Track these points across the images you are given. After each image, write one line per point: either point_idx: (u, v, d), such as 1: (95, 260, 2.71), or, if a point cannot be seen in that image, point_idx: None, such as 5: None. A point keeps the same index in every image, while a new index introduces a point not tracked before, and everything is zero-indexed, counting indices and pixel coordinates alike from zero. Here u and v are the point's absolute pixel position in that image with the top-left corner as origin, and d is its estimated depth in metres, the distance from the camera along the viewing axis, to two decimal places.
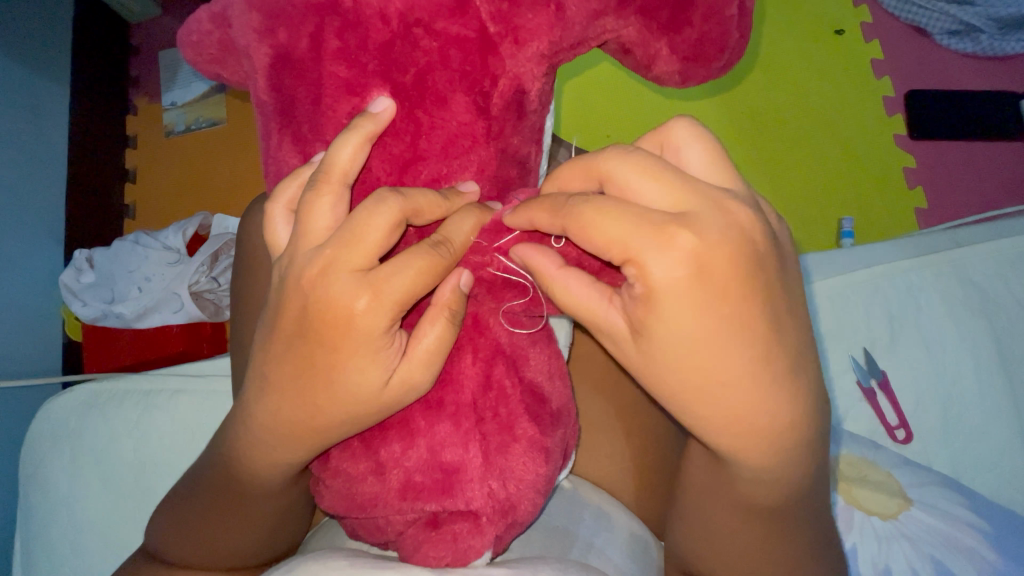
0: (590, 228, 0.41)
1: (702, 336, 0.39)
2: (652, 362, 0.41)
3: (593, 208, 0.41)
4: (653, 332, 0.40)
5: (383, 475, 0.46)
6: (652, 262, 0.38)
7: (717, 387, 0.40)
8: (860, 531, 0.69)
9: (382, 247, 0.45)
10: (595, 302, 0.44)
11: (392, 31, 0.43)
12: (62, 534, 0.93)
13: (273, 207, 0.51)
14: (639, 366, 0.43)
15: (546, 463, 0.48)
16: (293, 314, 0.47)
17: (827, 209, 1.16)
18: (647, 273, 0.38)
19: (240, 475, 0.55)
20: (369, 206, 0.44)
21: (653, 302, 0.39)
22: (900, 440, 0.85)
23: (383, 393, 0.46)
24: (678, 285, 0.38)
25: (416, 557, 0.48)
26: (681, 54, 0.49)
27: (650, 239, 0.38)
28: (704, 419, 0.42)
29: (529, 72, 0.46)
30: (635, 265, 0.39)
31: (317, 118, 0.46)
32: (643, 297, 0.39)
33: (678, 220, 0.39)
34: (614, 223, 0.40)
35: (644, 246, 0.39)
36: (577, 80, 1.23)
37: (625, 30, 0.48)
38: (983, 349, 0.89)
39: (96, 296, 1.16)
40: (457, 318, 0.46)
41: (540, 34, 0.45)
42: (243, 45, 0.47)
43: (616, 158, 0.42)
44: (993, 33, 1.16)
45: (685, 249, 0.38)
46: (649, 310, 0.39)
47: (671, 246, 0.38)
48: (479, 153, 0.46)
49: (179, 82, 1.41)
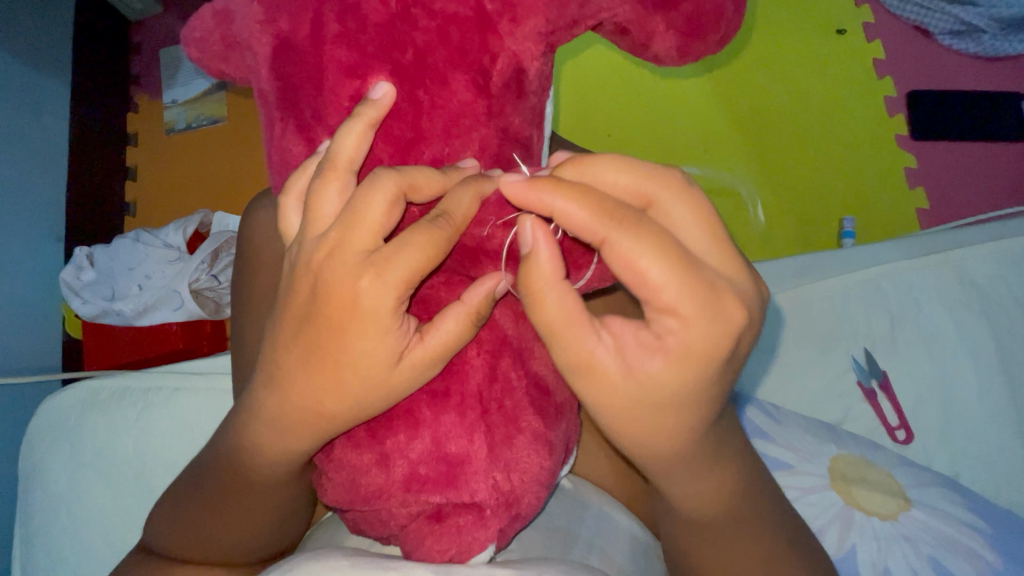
0: (650, 249, 0.40)
1: (692, 393, 0.44)
2: (630, 402, 0.44)
3: (653, 231, 0.40)
4: (666, 375, 0.42)
5: (387, 466, 0.46)
6: (720, 314, 0.41)
7: (688, 428, 0.46)
8: (859, 531, 0.68)
9: (383, 225, 0.45)
10: (579, 325, 0.42)
11: (391, 11, 0.43)
12: (61, 533, 0.92)
13: (285, 200, 0.51)
14: (602, 398, 0.44)
15: (549, 456, 0.48)
16: (305, 296, 0.47)
17: (833, 201, 1.17)
18: (703, 322, 0.41)
19: (245, 473, 0.56)
20: (366, 184, 0.44)
21: (678, 356, 0.42)
22: (901, 441, 0.84)
23: (392, 374, 0.45)
24: (706, 354, 0.42)
25: (419, 553, 0.48)
26: (677, 30, 0.49)
27: (702, 300, 0.41)
28: (659, 450, 0.48)
29: (527, 51, 0.46)
30: (689, 312, 0.41)
31: (319, 103, 0.46)
32: (695, 341, 0.41)
33: (723, 291, 0.42)
34: (654, 256, 0.40)
35: (694, 305, 0.41)
36: (576, 73, 1.23)
37: (620, 9, 0.48)
38: (984, 353, 0.89)
39: (95, 292, 1.16)
40: (480, 322, 0.46)
41: (537, 12, 0.45)
42: (246, 37, 0.48)
43: (675, 187, 0.44)
44: (995, 33, 1.17)
45: (728, 320, 0.42)
46: (690, 351, 0.42)
47: (714, 316, 0.41)
48: (480, 132, 0.46)
49: (179, 79, 1.42)
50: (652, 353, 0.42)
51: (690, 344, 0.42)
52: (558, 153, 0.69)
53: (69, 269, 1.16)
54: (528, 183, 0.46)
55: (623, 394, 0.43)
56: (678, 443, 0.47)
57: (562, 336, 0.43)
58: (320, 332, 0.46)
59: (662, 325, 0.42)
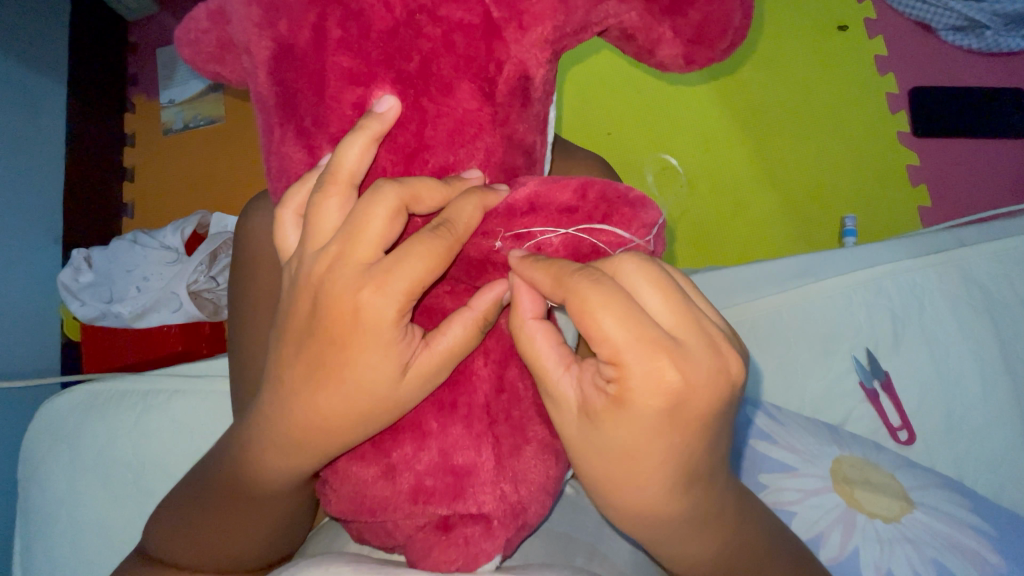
0: (598, 305, 0.39)
1: (648, 454, 0.41)
2: (595, 451, 0.42)
3: (614, 292, 0.39)
4: (626, 432, 0.40)
5: (392, 478, 0.45)
6: (685, 364, 0.39)
7: (664, 498, 0.43)
8: (862, 534, 0.67)
9: (386, 237, 0.44)
10: (550, 367, 0.43)
11: (395, 18, 0.43)
12: (61, 536, 0.92)
13: (281, 212, 0.50)
14: (579, 444, 0.43)
15: (555, 465, 0.48)
16: (305, 311, 0.46)
17: (834, 203, 1.16)
18: (647, 377, 0.38)
19: (243, 484, 0.55)
20: (367, 196, 0.43)
21: (623, 410, 0.40)
22: (903, 441, 0.83)
23: (399, 386, 0.45)
24: (654, 410, 0.39)
25: (426, 562, 0.47)
26: (684, 37, 0.48)
27: (640, 354, 0.38)
28: (648, 520, 0.44)
29: (533, 59, 0.45)
30: (632, 366, 0.38)
31: (320, 111, 0.45)
32: (658, 393, 0.39)
33: (672, 349, 0.39)
34: (605, 312, 0.38)
35: (633, 358, 0.38)
36: (576, 67, 1.22)
37: (627, 15, 0.47)
38: (988, 354, 0.88)
39: (94, 295, 1.15)
40: (485, 326, 0.46)
41: (544, 19, 0.44)
42: (243, 40, 0.47)
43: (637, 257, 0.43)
44: (998, 30, 1.17)
45: (670, 380, 0.38)
46: (650, 403, 0.39)
47: (654, 370, 0.38)
48: (485, 140, 0.45)
49: (177, 79, 1.41)
50: (615, 411, 0.40)
51: (642, 400, 0.39)
52: (557, 155, 0.68)
53: (67, 271, 1.14)
54: (536, 192, 0.44)
55: (590, 446, 0.42)
56: (671, 509, 0.44)
57: (543, 382, 0.44)
58: (325, 346, 0.45)
59: (610, 376, 0.40)
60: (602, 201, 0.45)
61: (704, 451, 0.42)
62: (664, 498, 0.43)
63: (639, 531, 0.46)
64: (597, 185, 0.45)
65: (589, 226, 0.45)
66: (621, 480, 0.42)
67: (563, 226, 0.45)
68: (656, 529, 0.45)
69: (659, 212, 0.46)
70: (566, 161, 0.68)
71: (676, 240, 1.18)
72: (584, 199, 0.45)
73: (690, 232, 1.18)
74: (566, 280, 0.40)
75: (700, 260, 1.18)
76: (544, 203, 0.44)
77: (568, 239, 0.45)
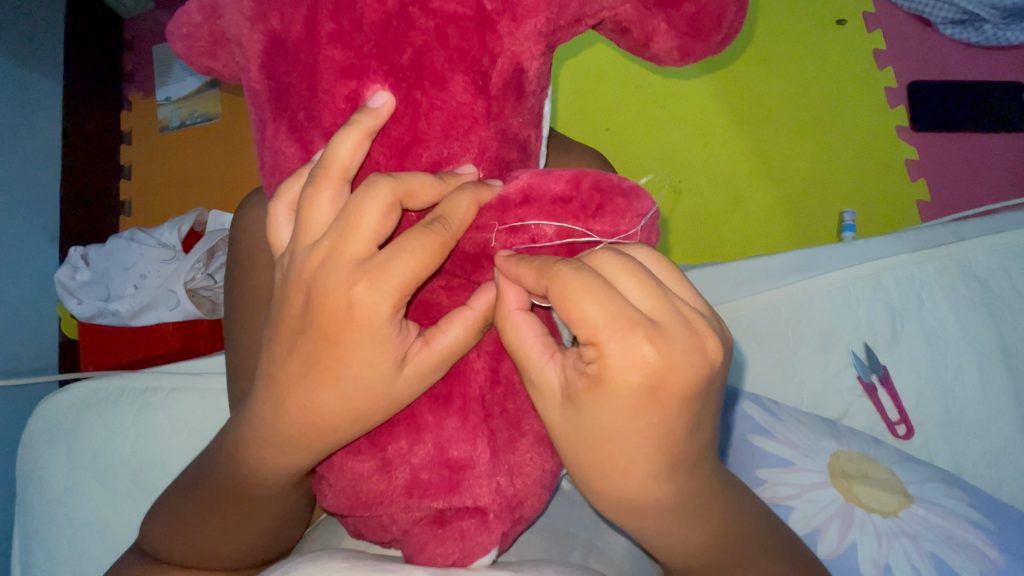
0: (575, 287, 0.39)
1: (630, 434, 0.40)
2: (579, 434, 0.42)
3: (592, 276, 0.39)
4: (608, 413, 0.40)
5: (388, 472, 0.45)
6: (664, 342, 0.39)
7: (651, 479, 0.42)
8: (860, 528, 0.67)
9: (379, 233, 0.44)
10: (534, 356, 0.44)
11: (388, 11, 0.42)
12: (59, 534, 0.92)
13: (274, 207, 0.50)
14: (564, 429, 0.43)
15: (551, 458, 0.48)
16: (299, 306, 0.46)
17: (833, 196, 1.16)
18: (625, 355, 0.38)
19: (239, 480, 0.55)
20: (360, 191, 0.43)
21: (604, 391, 0.40)
22: (901, 436, 0.83)
23: (393, 381, 0.45)
24: (633, 390, 0.39)
25: (422, 556, 0.47)
26: (678, 30, 0.48)
27: (616, 333, 0.38)
28: (637, 504, 0.44)
29: (527, 51, 0.45)
30: (610, 344, 0.38)
31: (313, 104, 0.45)
32: (636, 371, 0.38)
33: (649, 328, 0.39)
34: (581, 294, 0.38)
35: (610, 338, 0.38)
36: (571, 63, 1.23)
37: (622, 8, 0.47)
38: (986, 347, 0.88)
39: (91, 293, 1.16)
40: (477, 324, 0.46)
41: (538, 11, 0.43)
42: (235, 33, 0.46)
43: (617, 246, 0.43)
44: (996, 22, 1.17)
45: (649, 358, 0.38)
46: (629, 381, 0.39)
47: (631, 350, 0.38)
48: (479, 133, 0.45)
49: (173, 76, 1.41)
50: (595, 393, 0.40)
51: (622, 379, 0.39)
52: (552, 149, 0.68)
53: (65, 269, 1.16)
54: (530, 184, 0.44)
55: (574, 429, 0.42)
56: (658, 490, 0.43)
57: (526, 370, 0.44)
58: (319, 342, 0.45)
59: (590, 358, 0.40)
60: (596, 191, 0.45)
61: (689, 432, 0.42)
62: (650, 479, 0.42)
63: (630, 516, 0.45)
64: (591, 175, 0.45)
65: (583, 216, 0.45)
66: (606, 462, 0.42)
67: (557, 217, 0.45)
68: (646, 512, 0.45)
69: (651, 202, 0.46)
70: (562, 156, 0.67)
71: (673, 234, 1.18)
72: (579, 189, 0.44)
73: (688, 226, 1.18)
74: (546, 267, 0.41)
75: (698, 253, 1.17)
76: (538, 195, 0.44)
77: (562, 229, 0.45)
